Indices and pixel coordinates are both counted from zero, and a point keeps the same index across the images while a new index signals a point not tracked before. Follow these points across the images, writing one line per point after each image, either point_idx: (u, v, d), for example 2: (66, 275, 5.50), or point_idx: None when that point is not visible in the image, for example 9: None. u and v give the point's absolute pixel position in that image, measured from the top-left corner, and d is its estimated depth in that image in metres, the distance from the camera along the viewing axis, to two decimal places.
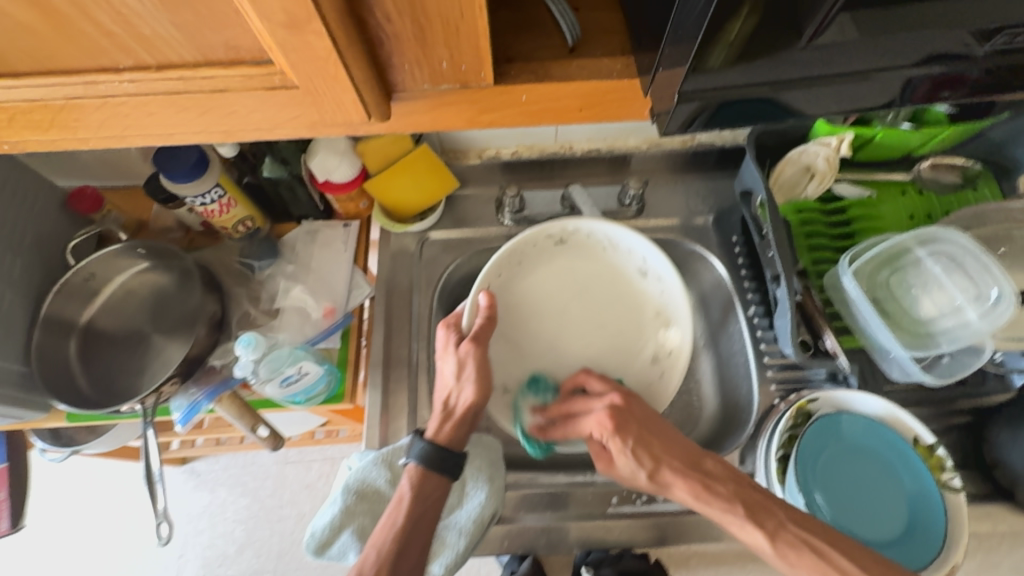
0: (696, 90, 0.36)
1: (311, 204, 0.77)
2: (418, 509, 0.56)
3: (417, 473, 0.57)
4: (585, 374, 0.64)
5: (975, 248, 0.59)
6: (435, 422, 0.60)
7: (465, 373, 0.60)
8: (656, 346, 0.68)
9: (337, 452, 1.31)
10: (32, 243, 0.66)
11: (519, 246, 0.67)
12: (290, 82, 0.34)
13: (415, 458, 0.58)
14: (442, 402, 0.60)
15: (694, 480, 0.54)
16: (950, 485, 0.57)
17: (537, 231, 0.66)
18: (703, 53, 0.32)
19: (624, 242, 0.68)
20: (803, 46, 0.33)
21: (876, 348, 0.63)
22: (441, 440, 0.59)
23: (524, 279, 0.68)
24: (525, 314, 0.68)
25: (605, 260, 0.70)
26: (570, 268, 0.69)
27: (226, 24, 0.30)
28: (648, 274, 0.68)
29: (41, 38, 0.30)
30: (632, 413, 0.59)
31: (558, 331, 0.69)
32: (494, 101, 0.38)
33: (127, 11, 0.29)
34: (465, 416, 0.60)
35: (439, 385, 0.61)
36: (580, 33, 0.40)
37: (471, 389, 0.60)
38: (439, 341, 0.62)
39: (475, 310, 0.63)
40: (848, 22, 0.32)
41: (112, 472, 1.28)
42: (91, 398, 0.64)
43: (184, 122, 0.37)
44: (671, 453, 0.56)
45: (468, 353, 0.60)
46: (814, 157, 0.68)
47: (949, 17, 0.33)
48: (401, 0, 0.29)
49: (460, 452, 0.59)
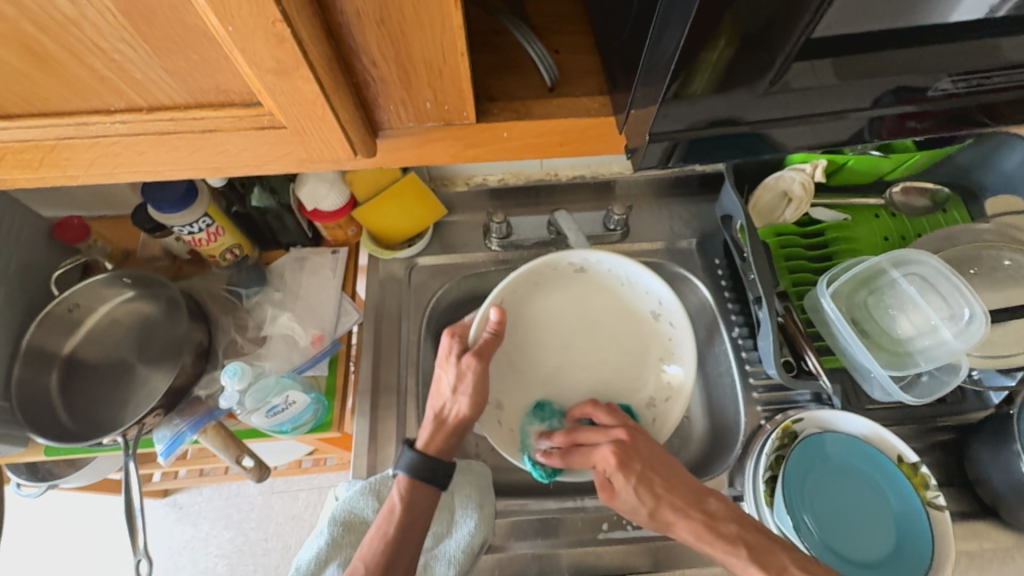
0: (674, 130, 0.38)
1: (299, 231, 0.77)
2: (408, 518, 0.56)
3: (406, 483, 0.57)
4: (591, 406, 0.64)
5: (947, 270, 0.61)
6: (426, 432, 0.60)
7: (461, 385, 0.60)
8: (654, 391, 0.68)
9: (325, 480, 1.29)
10: (15, 276, 0.66)
11: (539, 268, 0.66)
12: (278, 122, 0.35)
13: (403, 468, 0.58)
14: (436, 410, 0.61)
15: (696, 521, 0.54)
16: (935, 503, 0.58)
17: (559, 255, 0.66)
18: (681, 87, 0.34)
19: (641, 282, 0.67)
20: (769, 87, 0.35)
21: (857, 369, 0.64)
22: (430, 451, 0.59)
23: (538, 300, 0.68)
24: (532, 333, 0.68)
25: (621, 295, 0.69)
26: (584, 298, 0.69)
27: (217, 69, 0.31)
28: (660, 318, 0.68)
29: (35, 82, 0.31)
30: (638, 449, 0.59)
31: (560, 355, 0.69)
32: (477, 138, 0.39)
33: (120, 58, 0.30)
34: (456, 426, 0.60)
35: (435, 393, 0.61)
36: (559, 74, 0.42)
37: (466, 402, 0.60)
38: (442, 349, 0.63)
39: (484, 322, 0.63)
40: (809, 65, 0.34)
41: (90, 507, 1.24)
42: (72, 431, 0.63)
43: (173, 160, 0.37)
44: (673, 492, 0.56)
45: (469, 366, 0.60)
46: (791, 182, 0.71)
47: (903, 61, 0.35)
48: (386, 46, 0.31)
49: (449, 462, 0.59)
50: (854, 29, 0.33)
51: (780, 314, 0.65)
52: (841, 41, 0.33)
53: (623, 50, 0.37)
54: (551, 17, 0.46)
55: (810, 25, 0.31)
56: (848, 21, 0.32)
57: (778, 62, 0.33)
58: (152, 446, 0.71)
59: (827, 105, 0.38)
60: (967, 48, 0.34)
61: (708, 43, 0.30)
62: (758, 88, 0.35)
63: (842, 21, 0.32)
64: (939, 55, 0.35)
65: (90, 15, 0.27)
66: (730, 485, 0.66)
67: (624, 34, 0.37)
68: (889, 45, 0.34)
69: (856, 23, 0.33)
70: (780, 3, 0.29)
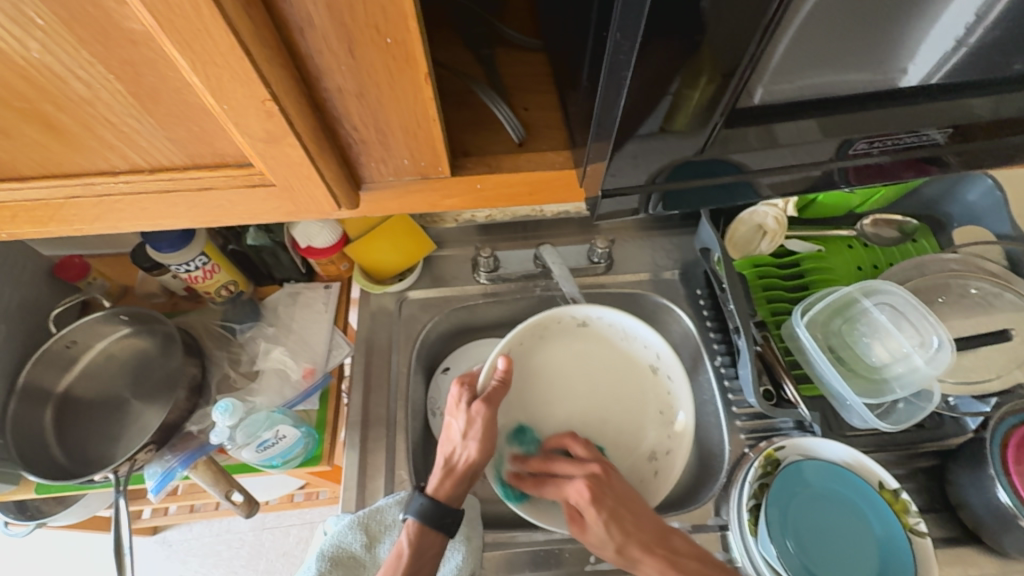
0: (637, 183, 0.41)
1: (293, 267, 0.80)
2: (416, 564, 0.57)
3: (415, 529, 0.58)
4: (570, 437, 0.65)
5: (915, 300, 0.63)
6: (436, 478, 0.61)
7: (471, 431, 0.61)
8: (654, 443, 0.69)
9: (317, 515, 1.28)
10: (15, 316, 0.68)
11: (545, 321, 0.69)
12: (268, 181, 0.37)
13: (413, 513, 0.59)
14: (444, 457, 0.62)
15: (661, 558, 0.55)
16: (917, 529, 0.59)
17: (564, 309, 0.69)
18: (666, 121, 0.35)
19: (640, 337, 0.71)
20: (696, 154, 0.39)
21: (835, 397, 0.66)
22: (440, 497, 0.60)
23: (543, 351, 0.70)
24: (537, 386, 0.70)
25: (620, 350, 0.72)
26: (585, 350, 0.72)
27: (214, 138, 0.35)
28: (659, 371, 0.70)
29: (49, 149, 0.35)
30: (610, 486, 0.60)
31: (564, 409, 0.70)
32: (454, 189, 0.42)
33: (128, 129, 0.33)
34: (465, 472, 0.61)
35: (444, 439, 0.63)
36: (527, 131, 0.45)
37: (475, 448, 0.61)
38: (451, 397, 0.64)
39: (491, 371, 0.65)
40: (747, 125, 0.37)
41: (76, 548, 1.22)
42: (64, 468, 0.64)
43: (173, 214, 0.40)
44: (642, 529, 0.57)
45: (479, 412, 0.62)
46: (765, 217, 0.74)
47: (840, 120, 0.38)
48: (366, 115, 0.34)
49: (458, 508, 0.60)
50: (785, 96, 0.36)
51: (758, 343, 0.67)
52: (776, 104, 0.37)
53: (581, 112, 0.41)
54: (524, 77, 0.49)
55: (755, 57, 0.31)
56: (781, 88, 0.36)
57: (722, 101, 0.34)
58: (142, 482, 0.72)
59: (777, 157, 0.41)
60: (896, 106, 0.38)
61: (678, 95, 0.34)
62: (711, 124, 0.36)
63: (777, 87, 0.36)
64: (870, 115, 0.38)
65: (102, 96, 0.31)
66: (715, 514, 0.66)
67: (581, 98, 0.40)
68: (823, 106, 0.37)
69: (792, 89, 0.36)
70: (719, 63, 0.31)
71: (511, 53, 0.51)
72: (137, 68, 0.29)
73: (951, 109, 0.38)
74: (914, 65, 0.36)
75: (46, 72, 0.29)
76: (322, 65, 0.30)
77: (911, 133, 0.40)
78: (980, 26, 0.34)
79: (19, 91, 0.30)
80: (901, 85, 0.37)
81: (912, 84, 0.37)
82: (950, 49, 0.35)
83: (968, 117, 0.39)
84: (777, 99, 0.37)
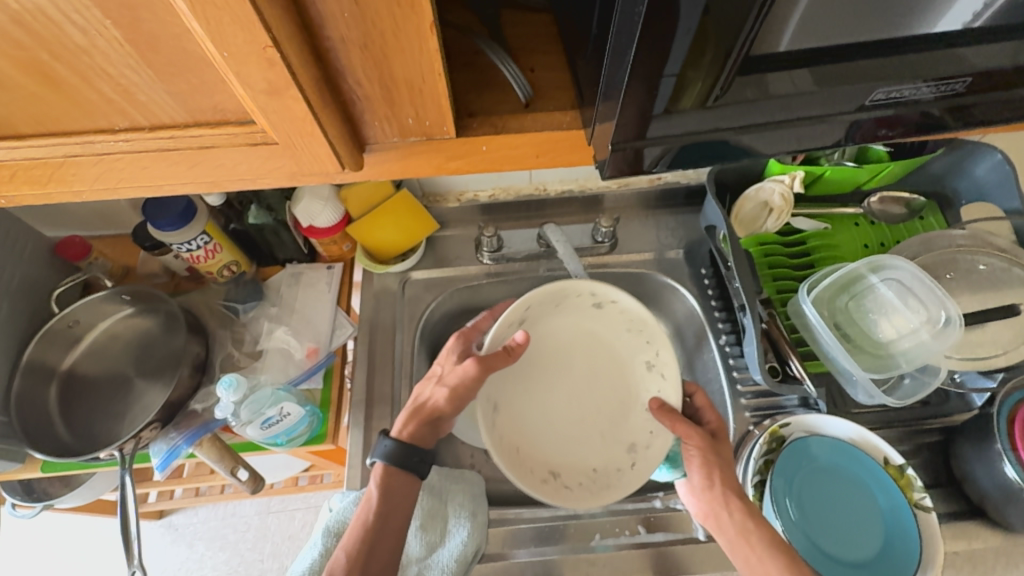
0: (661, 136, 0.40)
1: (296, 247, 0.79)
2: (385, 507, 0.55)
3: (383, 472, 0.57)
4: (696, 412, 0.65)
5: (923, 276, 0.63)
6: (403, 419, 0.60)
7: (449, 377, 0.60)
8: (636, 436, 0.66)
9: (322, 499, 1.28)
10: (17, 292, 0.68)
11: (562, 289, 0.65)
12: (270, 139, 0.37)
13: (380, 456, 0.58)
14: (416, 398, 0.61)
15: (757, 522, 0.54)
16: (922, 504, 0.58)
17: (585, 283, 0.65)
18: (674, 97, 0.36)
19: (647, 334, 0.67)
20: (704, 109, 0.38)
21: (840, 372, 0.65)
22: (404, 438, 0.59)
23: (552, 319, 0.68)
24: (538, 353, 0.68)
25: (620, 336, 0.68)
26: (591, 328, 0.68)
27: (213, 90, 0.34)
28: (653, 368, 0.67)
29: (47, 105, 0.34)
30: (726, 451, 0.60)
31: (559, 382, 0.67)
32: (458, 151, 0.41)
33: (126, 82, 0.33)
34: (431, 417, 0.59)
35: (422, 383, 0.62)
36: (533, 91, 0.44)
37: (444, 393, 0.59)
38: (448, 347, 0.64)
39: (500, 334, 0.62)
40: (753, 81, 0.36)
41: (85, 531, 1.23)
42: (69, 445, 0.64)
43: (174, 176, 0.40)
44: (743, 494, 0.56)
45: (466, 368, 0.59)
46: (771, 193, 0.72)
47: (851, 71, 0.37)
48: (369, 66, 0.33)
49: (424, 450, 0.59)
50: (793, 47, 0.35)
51: (762, 320, 0.67)
52: (790, 54, 0.36)
53: (589, 70, 0.40)
54: (527, 40, 0.48)
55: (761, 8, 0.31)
56: (789, 41, 0.35)
57: (725, 67, 0.34)
58: (148, 461, 0.72)
59: (786, 114, 0.40)
60: (906, 60, 0.37)
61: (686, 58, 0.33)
62: (723, 77, 0.35)
63: (786, 40, 0.35)
64: (884, 63, 0.37)
65: (100, 44, 0.30)
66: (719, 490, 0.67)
67: (589, 54, 0.39)
68: (830, 63, 0.37)
69: (803, 40, 0.35)
70: (724, 26, 0.31)
71: (516, 17, 0.50)
72: (135, 12, 0.28)
73: (962, 60, 0.37)
74: (948, 18, 0.35)
75: (42, 17, 0.28)
76: (324, 11, 0.29)
77: (917, 85, 0.39)
78: (988, 10, 0.35)
79: (16, 39, 0.29)
80: (938, 29, 0.36)
81: (951, 30, 0.36)
82: (977, 12, 0.35)
83: (980, 68, 0.38)
84: (787, 53, 0.36)
